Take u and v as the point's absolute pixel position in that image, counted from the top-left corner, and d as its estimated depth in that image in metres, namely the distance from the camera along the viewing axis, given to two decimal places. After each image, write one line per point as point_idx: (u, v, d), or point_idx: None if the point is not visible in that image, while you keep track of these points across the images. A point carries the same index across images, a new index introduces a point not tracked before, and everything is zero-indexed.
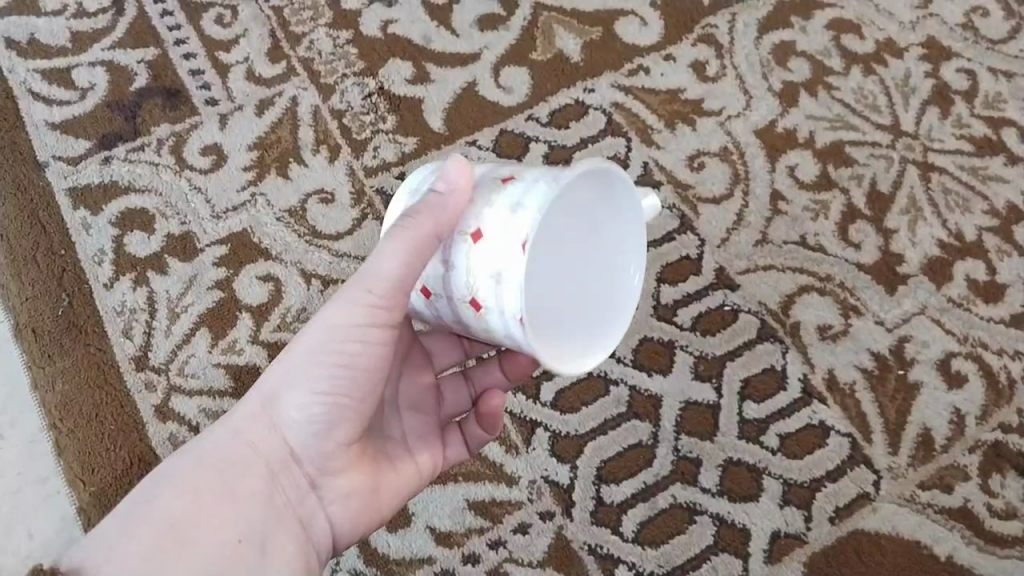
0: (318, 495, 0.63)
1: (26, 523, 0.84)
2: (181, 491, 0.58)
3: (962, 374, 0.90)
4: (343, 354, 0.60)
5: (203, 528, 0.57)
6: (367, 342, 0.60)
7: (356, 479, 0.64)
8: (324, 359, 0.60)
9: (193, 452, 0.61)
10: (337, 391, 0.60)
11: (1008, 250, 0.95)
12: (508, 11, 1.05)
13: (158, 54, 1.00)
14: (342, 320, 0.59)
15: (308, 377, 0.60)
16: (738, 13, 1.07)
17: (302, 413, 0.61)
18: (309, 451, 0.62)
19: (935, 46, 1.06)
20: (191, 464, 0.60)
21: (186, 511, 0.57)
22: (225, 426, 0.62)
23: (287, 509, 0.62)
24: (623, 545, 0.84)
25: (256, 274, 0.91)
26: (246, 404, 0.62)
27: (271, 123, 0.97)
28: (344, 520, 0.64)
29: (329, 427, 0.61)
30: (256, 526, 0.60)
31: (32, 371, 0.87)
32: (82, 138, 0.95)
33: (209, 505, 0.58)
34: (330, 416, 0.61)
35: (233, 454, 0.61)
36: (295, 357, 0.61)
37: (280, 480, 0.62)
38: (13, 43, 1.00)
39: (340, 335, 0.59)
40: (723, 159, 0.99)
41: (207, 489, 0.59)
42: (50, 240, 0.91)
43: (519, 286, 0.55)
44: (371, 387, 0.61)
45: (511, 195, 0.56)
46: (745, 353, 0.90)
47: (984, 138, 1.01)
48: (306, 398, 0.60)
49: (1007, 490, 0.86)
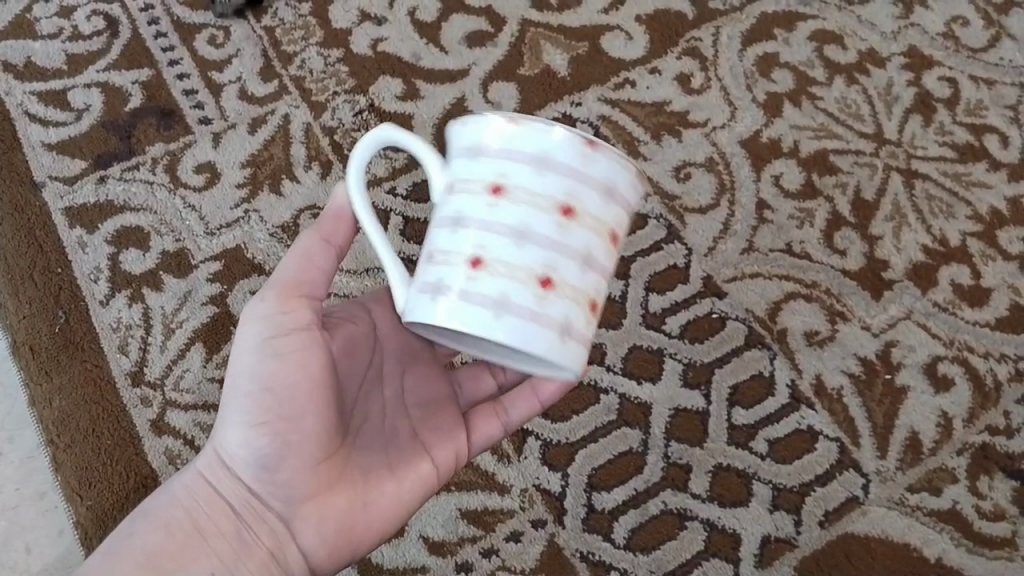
0: (291, 524, 0.62)
1: (24, 538, 0.86)
2: (158, 530, 0.61)
3: (949, 377, 0.91)
4: (268, 375, 0.60)
5: (180, 566, 0.60)
6: (294, 362, 0.60)
7: (334, 504, 0.62)
8: (247, 384, 0.60)
9: (169, 491, 0.63)
10: (280, 416, 0.60)
11: (993, 254, 0.97)
12: (496, 28, 1.07)
13: (152, 75, 1.02)
14: (255, 339, 0.60)
15: (242, 407, 0.61)
16: (722, 26, 1.09)
17: (251, 445, 0.61)
18: (265, 481, 0.61)
19: (917, 55, 1.08)
20: (165, 504, 0.63)
21: (159, 548, 0.60)
22: (190, 466, 0.64)
23: (264, 537, 0.62)
24: (616, 552, 0.85)
25: (250, 289, 0.92)
26: (207, 443, 0.64)
27: (264, 141, 0.99)
28: (330, 539, 0.63)
29: (280, 455, 0.60)
30: (230, 559, 0.61)
31: (30, 386, 0.88)
32: (78, 158, 0.97)
33: (178, 543, 0.61)
34: (276, 441, 0.60)
35: (198, 491, 0.63)
36: (228, 389, 0.61)
37: (246, 514, 0.62)
38: (10, 65, 1.02)
39: (262, 360, 0.60)
40: (710, 169, 1.00)
41: (180, 526, 0.61)
42: (48, 259, 0.93)
43: (637, 189, 0.57)
44: (322, 411, 0.60)
45: (593, 200, 0.53)
46: (734, 359, 0.91)
47: (967, 145, 1.02)
48: (252, 428, 0.60)
49: (995, 491, 0.86)
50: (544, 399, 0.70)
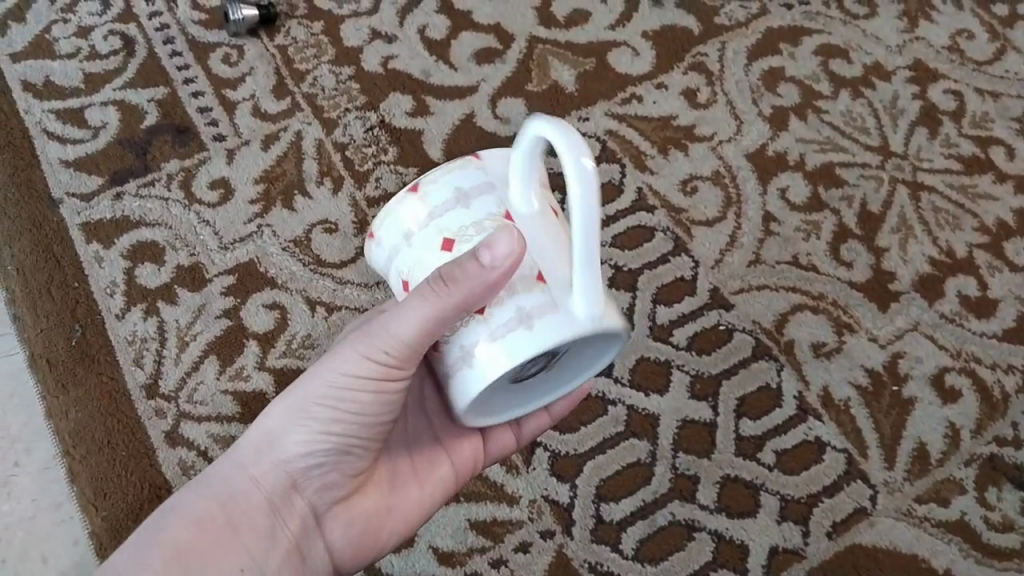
0: (321, 523, 0.64)
1: (39, 548, 0.86)
2: (190, 523, 0.59)
3: (956, 388, 0.91)
4: (342, 395, 0.59)
5: (213, 561, 0.59)
6: (376, 391, 0.58)
7: (364, 506, 0.65)
8: (321, 399, 0.60)
9: (200, 485, 0.62)
10: (343, 431, 0.60)
11: (999, 266, 0.97)
12: (504, 45, 1.09)
13: (167, 93, 1.04)
14: (345, 365, 0.58)
15: (306, 416, 0.60)
16: (727, 41, 1.10)
17: (308, 450, 0.61)
18: (311, 481, 0.63)
19: (922, 68, 1.09)
20: (198, 496, 0.61)
21: (194, 540, 0.59)
22: (229, 460, 0.62)
23: (295, 535, 0.63)
24: (624, 563, 0.84)
25: (262, 303, 0.94)
26: (246, 439, 0.63)
27: (277, 157, 1.01)
28: (356, 537, 0.65)
29: (338, 462, 0.62)
30: (263, 556, 0.61)
31: (47, 400, 0.89)
32: (95, 175, 0.99)
33: (212, 536, 0.60)
34: (336, 452, 0.61)
35: (235, 486, 0.62)
36: (292, 397, 0.61)
37: (282, 513, 0.62)
38: (29, 84, 1.04)
39: (339, 379, 0.58)
40: (716, 183, 1.01)
41: (213, 520, 0.60)
42: (65, 273, 0.94)
43: None
44: (378, 427, 0.61)
45: None
46: (740, 371, 0.92)
47: (973, 157, 1.03)
48: (313, 435, 0.61)
49: (1003, 503, 0.86)
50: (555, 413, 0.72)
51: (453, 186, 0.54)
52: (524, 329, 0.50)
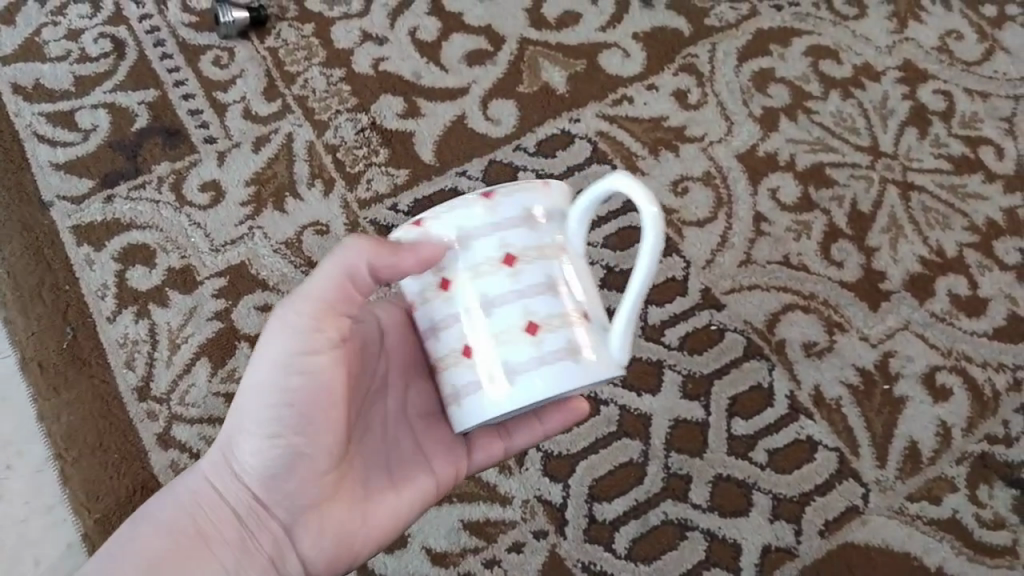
0: (292, 533, 0.63)
1: (31, 551, 0.85)
2: (161, 535, 0.61)
3: (947, 387, 0.91)
4: (279, 389, 0.59)
5: (181, 570, 0.60)
6: (305, 373, 0.59)
7: (336, 514, 0.63)
8: (263, 398, 0.60)
9: (171, 498, 0.63)
10: (285, 430, 0.60)
11: (989, 265, 0.98)
12: (495, 46, 1.09)
13: (158, 96, 1.04)
14: (278, 352, 0.58)
15: (253, 420, 0.61)
16: (718, 43, 1.11)
17: (262, 454, 0.61)
18: (273, 488, 0.62)
19: (912, 69, 1.10)
20: (170, 506, 0.63)
21: (163, 551, 0.60)
22: (197, 470, 0.64)
23: (267, 545, 0.63)
24: (617, 562, 0.85)
25: (253, 305, 0.94)
26: (212, 452, 0.64)
27: (268, 159, 1.01)
28: (331, 548, 0.63)
29: (291, 465, 0.61)
30: (234, 566, 0.62)
31: (39, 403, 0.89)
32: (85, 177, 0.99)
33: (180, 546, 0.61)
34: (287, 454, 0.61)
35: (202, 496, 0.63)
36: (243, 399, 0.61)
37: (249, 522, 0.63)
38: (19, 87, 1.04)
39: (274, 372, 0.59)
40: (706, 183, 1.02)
41: (184, 530, 0.62)
42: (55, 276, 0.94)
43: None
44: (325, 422, 0.60)
45: None
46: (732, 371, 0.92)
47: (963, 157, 1.04)
48: (264, 438, 0.60)
49: (994, 500, 0.87)
50: (546, 430, 0.72)
51: (522, 207, 0.57)
52: (566, 360, 0.56)
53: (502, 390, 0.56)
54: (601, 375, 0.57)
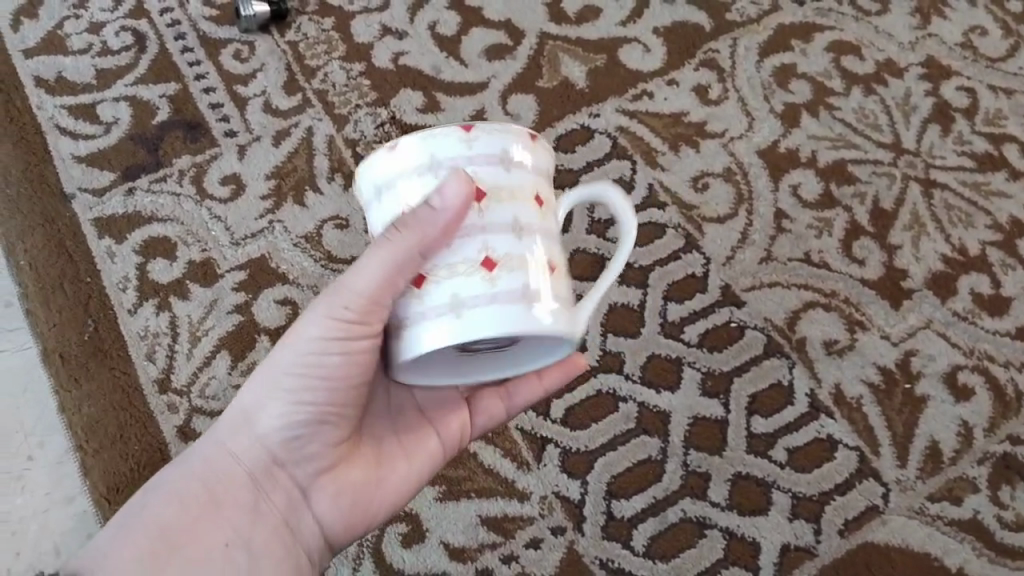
0: (307, 497, 0.64)
1: (53, 541, 0.86)
2: (176, 502, 0.60)
3: (969, 387, 0.91)
4: (308, 360, 0.60)
5: (200, 537, 0.59)
6: (343, 352, 0.59)
7: (353, 477, 0.65)
8: (292, 367, 0.61)
9: (180, 466, 0.62)
10: (312, 398, 0.61)
11: (1012, 263, 0.97)
12: (515, 41, 1.08)
13: (179, 89, 1.04)
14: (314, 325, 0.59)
15: (278, 389, 0.61)
16: (739, 38, 1.10)
17: (285, 422, 0.62)
18: (293, 455, 0.63)
19: (935, 65, 1.09)
20: (181, 475, 0.62)
21: (180, 517, 0.59)
22: (209, 439, 0.63)
23: (282, 512, 0.63)
24: (635, 559, 0.85)
25: (273, 298, 0.94)
26: (225, 420, 0.64)
27: (288, 153, 1.01)
28: (346, 511, 0.65)
29: (315, 431, 0.62)
30: (249, 533, 0.61)
31: (60, 394, 0.90)
32: (107, 170, 0.99)
33: (197, 513, 0.60)
34: (311, 421, 0.62)
35: (216, 465, 0.62)
36: (268, 367, 0.62)
37: (266, 489, 0.63)
38: (42, 80, 1.04)
39: (303, 344, 0.59)
40: (727, 179, 1.01)
41: (195, 498, 0.60)
42: (77, 268, 0.94)
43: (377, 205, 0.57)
44: (351, 391, 0.62)
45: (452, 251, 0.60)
46: (752, 368, 0.91)
47: (986, 154, 1.03)
48: (288, 405, 0.61)
49: (1016, 501, 0.86)
50: (548, 387, 0.72)
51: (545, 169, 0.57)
52: (519, 305, 0.52)
53: (447, 327, 0.53)
54: (554, 330, 0.54)
